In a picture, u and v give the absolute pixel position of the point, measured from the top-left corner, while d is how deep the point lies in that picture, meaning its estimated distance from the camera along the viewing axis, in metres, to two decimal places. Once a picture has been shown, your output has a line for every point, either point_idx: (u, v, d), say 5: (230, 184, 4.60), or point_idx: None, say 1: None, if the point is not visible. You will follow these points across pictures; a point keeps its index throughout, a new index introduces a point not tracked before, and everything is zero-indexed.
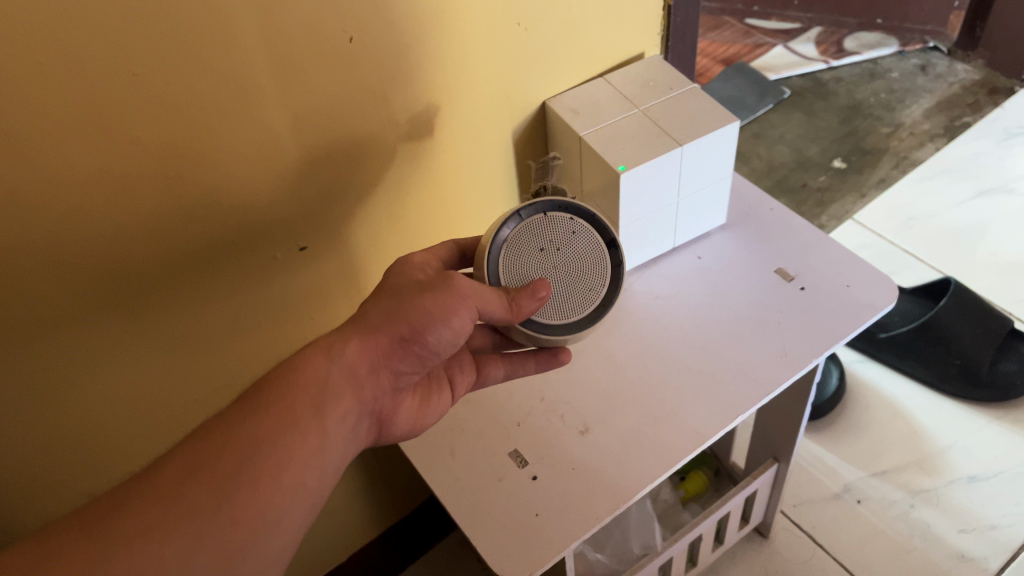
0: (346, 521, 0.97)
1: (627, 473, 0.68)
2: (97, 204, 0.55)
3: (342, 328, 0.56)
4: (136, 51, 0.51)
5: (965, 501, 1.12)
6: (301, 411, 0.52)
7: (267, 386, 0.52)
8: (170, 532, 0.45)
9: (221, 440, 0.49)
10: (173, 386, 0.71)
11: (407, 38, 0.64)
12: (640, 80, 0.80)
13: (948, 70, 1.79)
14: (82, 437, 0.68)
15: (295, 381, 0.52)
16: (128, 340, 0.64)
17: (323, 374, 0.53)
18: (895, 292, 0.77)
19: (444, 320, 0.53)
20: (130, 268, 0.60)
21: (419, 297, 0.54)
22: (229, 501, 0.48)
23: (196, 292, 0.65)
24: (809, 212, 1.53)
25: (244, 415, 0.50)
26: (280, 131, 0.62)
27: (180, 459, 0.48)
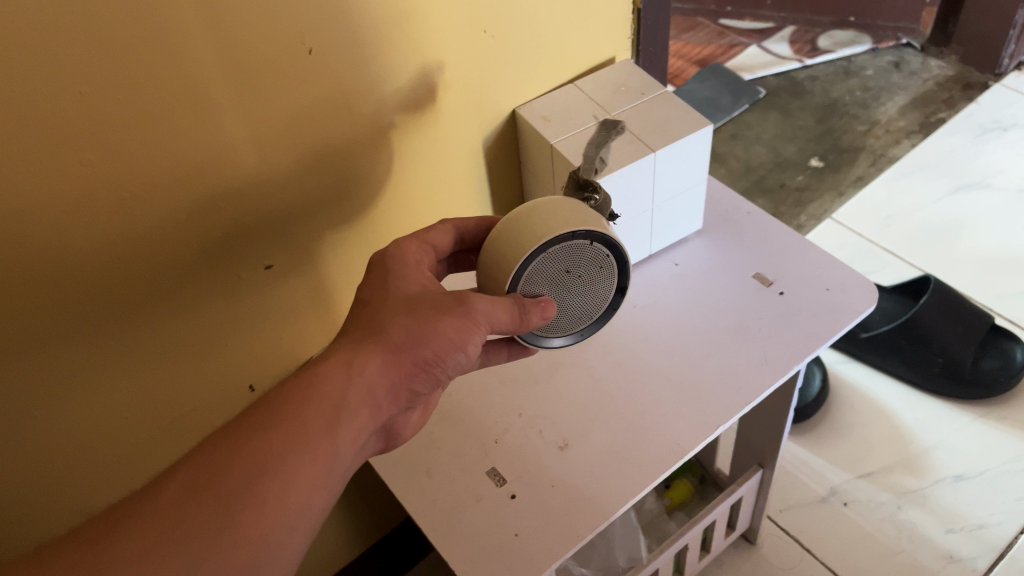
0: (326, 541, 0.95)
1: (609, 489, 0.66)
2: (48, 228, 0.53)
3: (359, 336, 0.52)
4: (83, 66, 0.49)
5: (952, 500, 1.11)
6: (313, 429, 0.48)
7: (279, 399, 0.49)
8: (168, 556, 0.43)
9: (227, 458, 0.46)
10: (141, 415, 0.68)
11: (369, 49, 0.62)
12: (610, 86, 0.78)
13: (922, 66, 1.79)
14: (45, 472, 0.65)
15: (311, 396, 0.49)
16: (90, 370, 0.61)
17: (341, 392, 0.49)
18: (875, 295, 0.76)
19: (463, 347, 0.52)
20: (87, 295, 0.57)
21: (442, 321, 0.52)
22: (230, 524, 0.44)
23: (158, 317, 0.63)
24: (788, 212, 1.52)
25: (251, 430, 0.47)
26: (240, 147, 0.59)
27: (183, 476, 0.45)
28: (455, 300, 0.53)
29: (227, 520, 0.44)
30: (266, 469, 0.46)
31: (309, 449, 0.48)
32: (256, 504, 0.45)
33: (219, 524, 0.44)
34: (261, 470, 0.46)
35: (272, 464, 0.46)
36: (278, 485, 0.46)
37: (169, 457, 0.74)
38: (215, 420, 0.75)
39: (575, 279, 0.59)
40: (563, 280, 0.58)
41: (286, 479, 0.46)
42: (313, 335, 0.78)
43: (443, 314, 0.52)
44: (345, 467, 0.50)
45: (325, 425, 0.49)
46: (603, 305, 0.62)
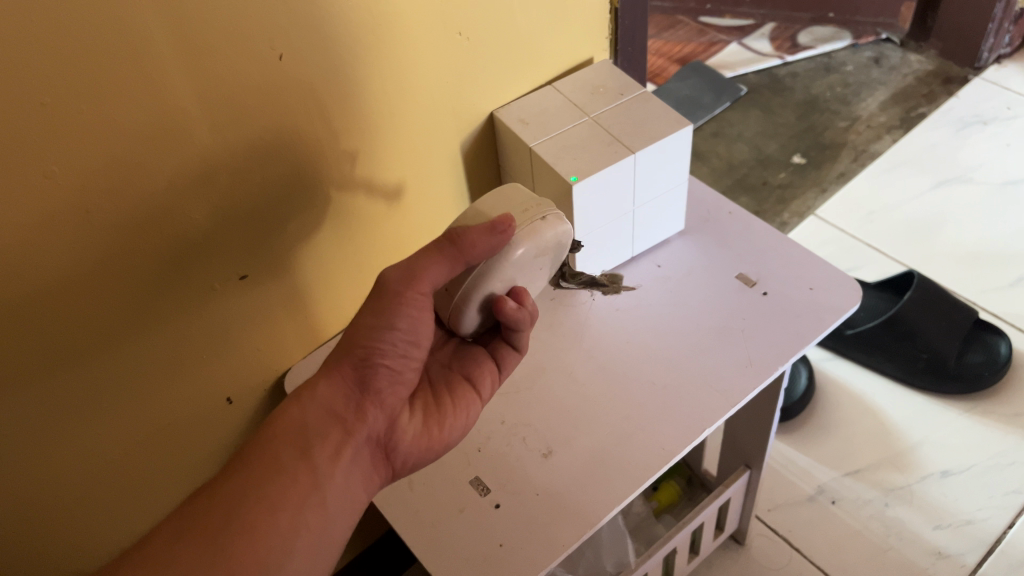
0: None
1: (594, 496, 0.65)
2: (12, 246, 0.51)
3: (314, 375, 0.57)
4: (43, 78, 0.47)
5: (939, 496, 1.11)
6: (285, 457, 0.52)
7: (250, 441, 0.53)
8: None
9: (207, 502, 0.50)
10: (121, 437, 0.67)
11: (342, 53, 0.61)
12: (589, 87, 0.77)
13: (902, 61, 1.80)
14: (26, 505, 0.63)
15: (276, 428, 0.53)
16: (67, 392, 0.60)
17: (301, 417, 0.53)
18: (859, 293, 0.75)
19: (387, 325, 0.54)
20: (57, 313, 0.56)
21: (357, 320, 0.54)
22: (224, 554, 0.48)
23: (132, 336, 0.61)
24: (771, 210, 1.52)
25: (227, 472, 0.51)
26: (210, 156, 0.58)
27: (172, 524, 0.49)
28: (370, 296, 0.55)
29: (221, 553, 0.48)
30: (248, 500, 0.50)
31: (285, 472, 0.52)
32: (246, 535, 0.49)
33: (211, 556, 0.47)
34: (242, 501, 0.50)
35: (252, 494, 0.50)
36: (263, 512, 0.50)
37: (151, 477, 0.72)
38: (196, 436, 0.74)
39: None
40: None
41: (270, 503, 0.50)
42: (290, 345, 0.77)
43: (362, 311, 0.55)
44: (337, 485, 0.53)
45: (294, 447, 0.53)
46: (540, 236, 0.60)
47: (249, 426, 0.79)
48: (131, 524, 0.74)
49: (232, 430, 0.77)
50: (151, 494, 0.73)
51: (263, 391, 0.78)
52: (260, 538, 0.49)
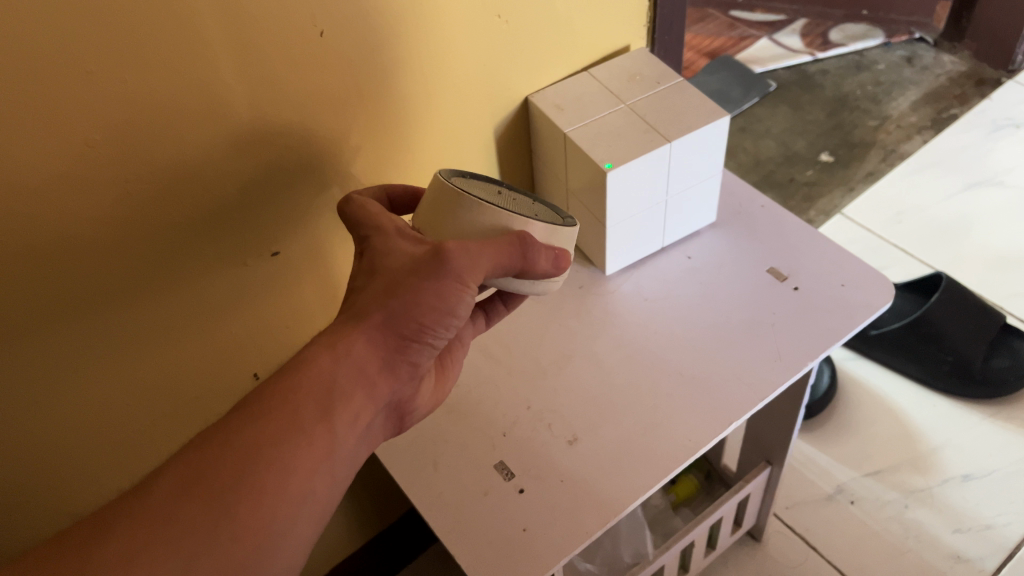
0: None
1: (619, 485, 0.65)
2: (51, 209, 0.51)
3: (342, 316, 0.51)
4: (89, 45, 0.47)
5: (960, 501, 1.10)
6: (306, 415, 0.47)
7: (268, 383, 0.48)
8: (162, 550, 0.42)
9: (215, 456, 0.44)
10: (143, 401, 0.67)
11: (381, 32, 0.61)
12: (625, 75, 0.77)
13: (934, 62, 1.78)
14: (46, 459, 0.64)
15: (300, 380, 0.47)
16: (91, 349, 0.60)
17: (330, 373, 0.48)
18: (892, 291, 0.74)
19: (448, 310, 0.50)
20: (87, 273, 0.56)
21: (418, 289, 0.49)
22: (229, 516, 0.44)
23: (159, 301, 0.62)
24: (797, 207, 1.51)
25: (241, 420, 0.46)
26: (251, 133, 0.58)
27: (174, 473, 0.44)
28: (432, 257, 0.49)
29: (224, 517, 0.43)
30: (259, 461, 0.45)
31: (305, 433, 0.47)
32: (254, 498, 0.44)
33: (214, 519, 0.43)
34: (254, 461, 0.45)
35: (265, 454, 0.45)
36: (275, 476, 0.45)
37: (171, 444, 0.73)
38: (219, 407, 0.74)
39: (508, 196, 0.58)
40: (497, 193, 0.58)
41: (284, 468, 0.46)
42: (317, 324, 0.77)
43: (422, 279, 0.49)
44: (349, 452, 0.49)
45: (316, 406, 0.47)
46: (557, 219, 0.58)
47: None
48: None
49: None
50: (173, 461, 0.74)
51: None
52: (267, 503, 0.45)
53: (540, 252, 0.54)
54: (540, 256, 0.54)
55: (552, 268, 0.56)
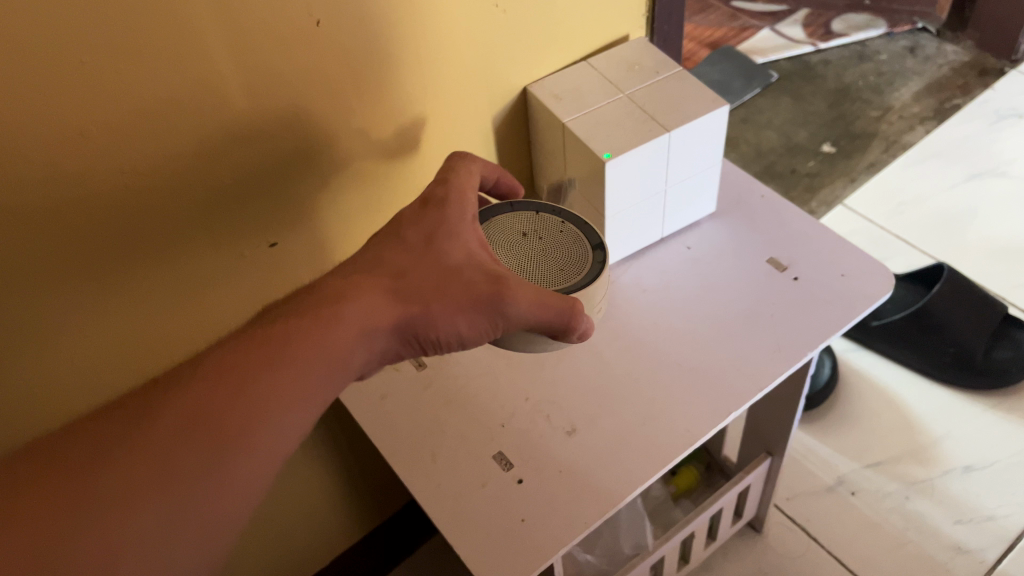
0: (312, 503, 0.95)
1: (617, 475, 0.65)
2: (52, 194, 0.52)
3: (380, 283, 0.49)
4: (85, 37, 0.47)
5: (961, 492, 1.10)
6: (316, 383, 0.45)
7: (293, 327, 0.46)
8: (152, 494, 0.41)
9: (222, 401, 0.43)
10: (137, 373, 0.67)
11: (378, 22, 0.60)
12: (624, 64, 0.76)
13: (937, 52, 1.77)
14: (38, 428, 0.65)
15: (325, 339, 0.46)
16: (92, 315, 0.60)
17: (351, 344, 0.47)
18: (891, 282, 0.74)
19: (464, 336, 0.50)
20: (90, 246, 0.56)
21: (459, 308, 0.49)
22: (218, 470, 0.43)
23: (157, 265, 0.61)
24: (799, 198, 1.50)
25: (258, 368, 0.44)
26: (250, 126, 0.58)
27: (179, 407, 0.43)
28: (488, 293, 0.49)
29: (212, 469, 0.43)
30: (260, 419, 0.44)
31: (310, 398, 0.45)
32: (244, 453, 0.43)
33: (204, 470, 0.42)
34: (255, 416, 0.44)
35: (267, 408, 0.44)
36: (269, 435, 0.44)
37: None
38: None
39: (531, 241, 0.60)
40: (520, 240, 0.60)
41: (279, 429, 0.44)
42: None
43: (467, 299, 0.49)
44: None
45: (329, 369, 0.46)
46: (583, 257, 0.60)
47: None
48: None
49: None
50: None
51: None
52: (254, 461, 0.44)
53: (580, 325, 0.52)
54: (581, 327, 0.52)
55: (578, 340, 0.53)
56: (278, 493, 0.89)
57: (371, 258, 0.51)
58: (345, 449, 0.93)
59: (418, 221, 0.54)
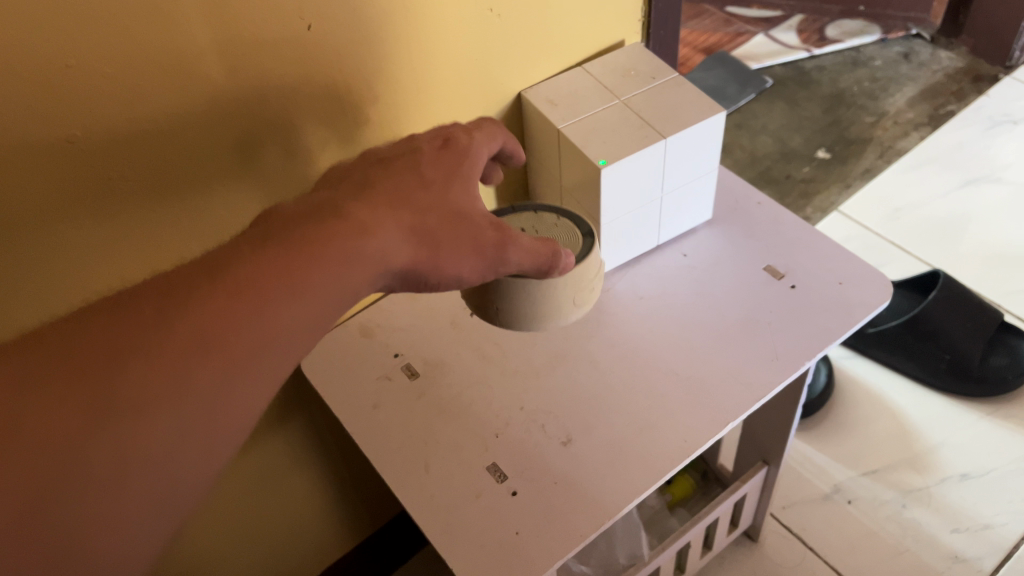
0: (304, 512, 0.94)
1: (613, 487, 0.64)
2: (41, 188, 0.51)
3: (399, 212, 0.44)
4: (68, 40, 0.46)
5: (958, 500, 1.10)
6: (333, 310, 0.41)
7: (315, 240, 0.40)
8: (162, 415, 0.36)
9: (238, 320, 0.37)
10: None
11: (370, 27, 0.59)
12: (620, 70, 0.76)
13: (931, 58, 1.77)
14: None
15: (346, 267, 0.40)
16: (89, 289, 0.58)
17: (369, 277, 0.42)
18: (890, 290, 0.73)
19: (459, 280, 0.47)
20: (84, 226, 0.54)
21: (466, 255, 0.46)
22: (224, 393, 0.38)
23: (151, 226, 0.58)
24: (794, 204, 1.50)
25: (281, 286, 0.38)
26: (238, 126, 0.57)
27: (193, 318, 0.37)
28: (494, 240, 0.47)
29: (219, 394, 0.37)
30: (274, 343, 0.39)
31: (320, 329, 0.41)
32: (255, 373, 0.38)
33: (213, 393, 0.37)
34: (270, 341, 0.38)
35: (278, 334, 0.39)
36: (278, 357, 0.39)
37: None
38: None
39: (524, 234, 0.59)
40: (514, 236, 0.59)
41: (291, 357, 0.40)
42: None
43: (477, 248, 0.46)
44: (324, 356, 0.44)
45: (342, 301, 0.41)
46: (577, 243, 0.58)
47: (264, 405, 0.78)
48: None
49: None
50: None
51: None
52: (262, 385, 0.39)
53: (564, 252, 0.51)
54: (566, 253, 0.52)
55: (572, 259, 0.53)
56: (270, 503, 0.88)
57: (386, 182, 0.45)
58: (337, 459, 0.92)
59: (434, 163, 0.48)
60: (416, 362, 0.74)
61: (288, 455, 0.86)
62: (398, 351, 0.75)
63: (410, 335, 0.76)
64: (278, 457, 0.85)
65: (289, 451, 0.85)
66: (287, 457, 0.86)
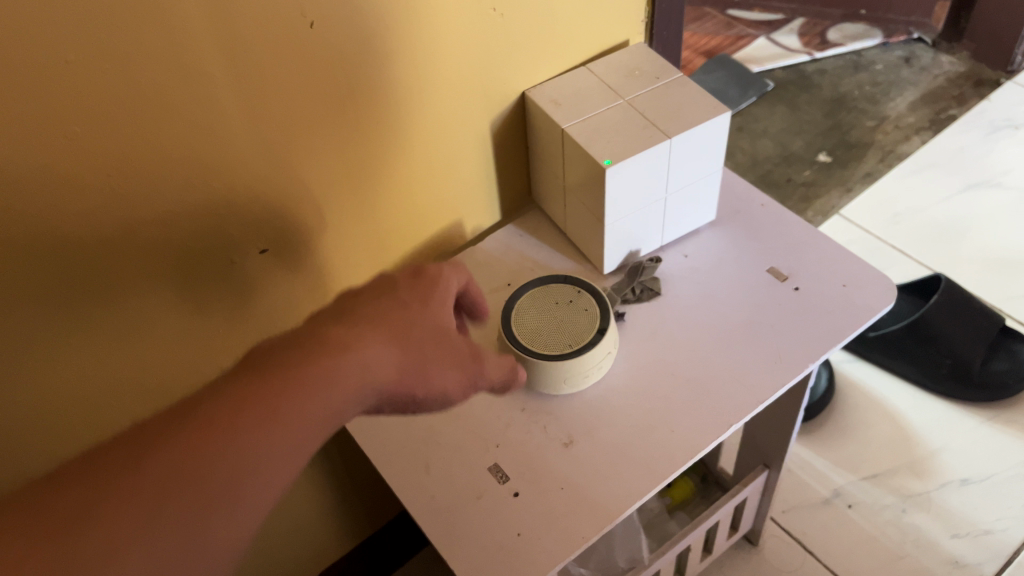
0: (302, 514, 0.93)
1: (615, 489, 0.63)
2: (44, 184, 0.50)
3: (378, 329, 0.45)
4: (67, 34, 0.46)
5: (959, 505, 1.09)
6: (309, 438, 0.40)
7: (292, 371, 0.40)
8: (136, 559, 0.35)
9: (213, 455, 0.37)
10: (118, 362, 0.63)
11: (373, 24, 0.59)
12: (624, 70, 0.75)
13: (932, 62, 1.77)
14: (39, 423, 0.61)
15: (323, 393, 0.40)
16: (92, 291, 0.57)
17: (346, 404, 0.42)
18: (894, 292, 0.73)
19: (443, 397, 0.48)
20: (89, 225, 0.54)
21: (447, 369, 0.47)
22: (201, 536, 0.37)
23: (155, 225, 0.57)
24: (795, 207, 1.50)
25: (255, 419, 0.38)
26: (239, 124, 0.57)
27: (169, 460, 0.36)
28: (471, 354, 0.49)
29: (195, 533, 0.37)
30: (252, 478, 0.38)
31: (304, 459, 0.40)
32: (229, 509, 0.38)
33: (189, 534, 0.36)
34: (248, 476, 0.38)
35: (255, 463, 0.38)
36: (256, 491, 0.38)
37: None
38: None
39: None
40: None
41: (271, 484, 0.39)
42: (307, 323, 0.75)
43: (451, 362, 0.48)
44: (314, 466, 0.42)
45: (315, 431, 0.40)
46: None
47: None
48: None
49: None
50: None
51: None
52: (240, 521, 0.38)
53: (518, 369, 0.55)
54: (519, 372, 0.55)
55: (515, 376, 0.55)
56: None
57: (364, 311, 0.46)
58: (336, 460, 0.92)
59: (408, 286, 0.50)
60: None
61: None
62: None
63: None
64: None
65: None
66: None
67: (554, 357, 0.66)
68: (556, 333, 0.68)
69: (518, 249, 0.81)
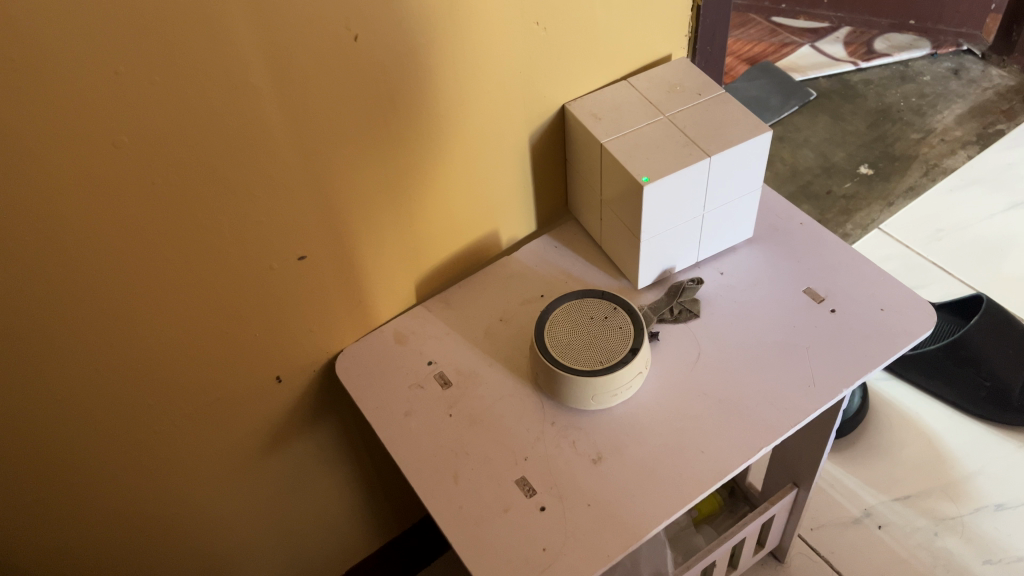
0: (332, 512, 0.94)
1: (642, 508, 0.63)
2: (91, 189, 0.51)
3: None
4: (120, 46, 0.47)
5: (993, 531, 1.07)
6: None
7: None
8: None
9: None
10: (158, 365, 0.64)
11: (417, 38, 0.60)
12: (665, 85, 0.75)
13: (982, 75, 1.73)
14: (81, 422, 0.63)
15: None
16: (133, 293, 0.58)
17: None
18: (933, 318, 0.72)
19: None
20: (135, 228, 0.55)
21: None
22: None
23: (196, 231, 0.58)
24: (834, 220, 1.48)
25: None
26: (281, 134, 0.58)
27: None
28: None
29: None
30: None
31: None
32: None
33: None
34: None
35: None
36: None
37: (197, 447, 0.73)
38: (242, 410, 0.74)
39: None
40: None
41: None
42: (342, 328, 0.76)
43: None
44: None
45: None
46: None
47: (297, 406, 0.79)
48: (172, 490, 0.75)
49: (281, 407, 0.78)
50: (193, 463, 0.74)
51: (314, 372, 0.78)
52: None
53: None
54: None
55: None
56: (298, 502, 0.89)
57: None
58: (366, 462, 0.93)
59: None
60: (449, 371, 0.74)
61: (317, 456, 0.86)
62: (431, 359, 0.75)
63: (444, 344, 0.76)
64: (308, 458, 0.85)
65: (318, 453, 0.86)
66: (317, 458, 0.86)
67: (583, 373, 0.67)
68: (586, 349, 0.68)
69: (553, 260, 0.81)
